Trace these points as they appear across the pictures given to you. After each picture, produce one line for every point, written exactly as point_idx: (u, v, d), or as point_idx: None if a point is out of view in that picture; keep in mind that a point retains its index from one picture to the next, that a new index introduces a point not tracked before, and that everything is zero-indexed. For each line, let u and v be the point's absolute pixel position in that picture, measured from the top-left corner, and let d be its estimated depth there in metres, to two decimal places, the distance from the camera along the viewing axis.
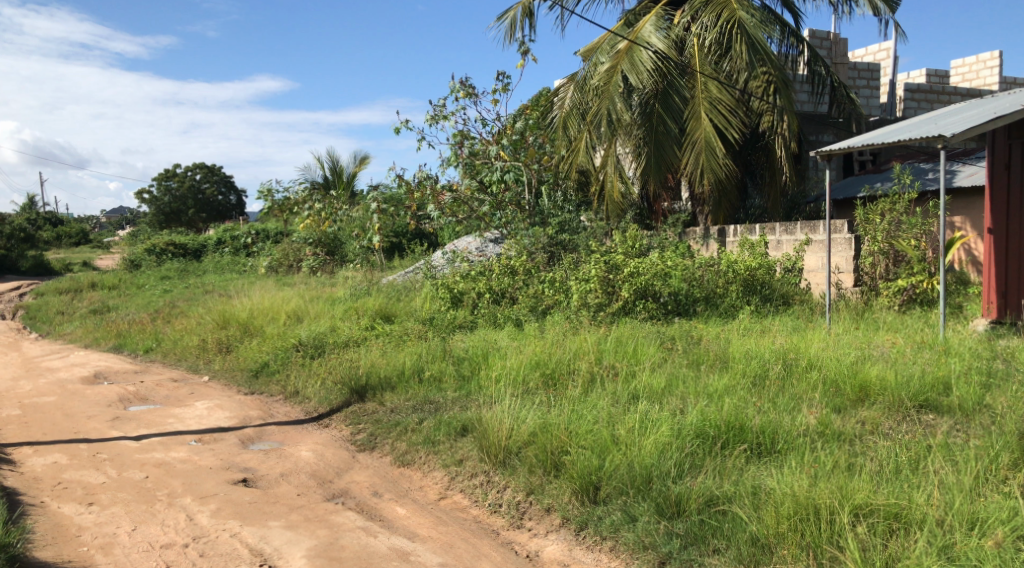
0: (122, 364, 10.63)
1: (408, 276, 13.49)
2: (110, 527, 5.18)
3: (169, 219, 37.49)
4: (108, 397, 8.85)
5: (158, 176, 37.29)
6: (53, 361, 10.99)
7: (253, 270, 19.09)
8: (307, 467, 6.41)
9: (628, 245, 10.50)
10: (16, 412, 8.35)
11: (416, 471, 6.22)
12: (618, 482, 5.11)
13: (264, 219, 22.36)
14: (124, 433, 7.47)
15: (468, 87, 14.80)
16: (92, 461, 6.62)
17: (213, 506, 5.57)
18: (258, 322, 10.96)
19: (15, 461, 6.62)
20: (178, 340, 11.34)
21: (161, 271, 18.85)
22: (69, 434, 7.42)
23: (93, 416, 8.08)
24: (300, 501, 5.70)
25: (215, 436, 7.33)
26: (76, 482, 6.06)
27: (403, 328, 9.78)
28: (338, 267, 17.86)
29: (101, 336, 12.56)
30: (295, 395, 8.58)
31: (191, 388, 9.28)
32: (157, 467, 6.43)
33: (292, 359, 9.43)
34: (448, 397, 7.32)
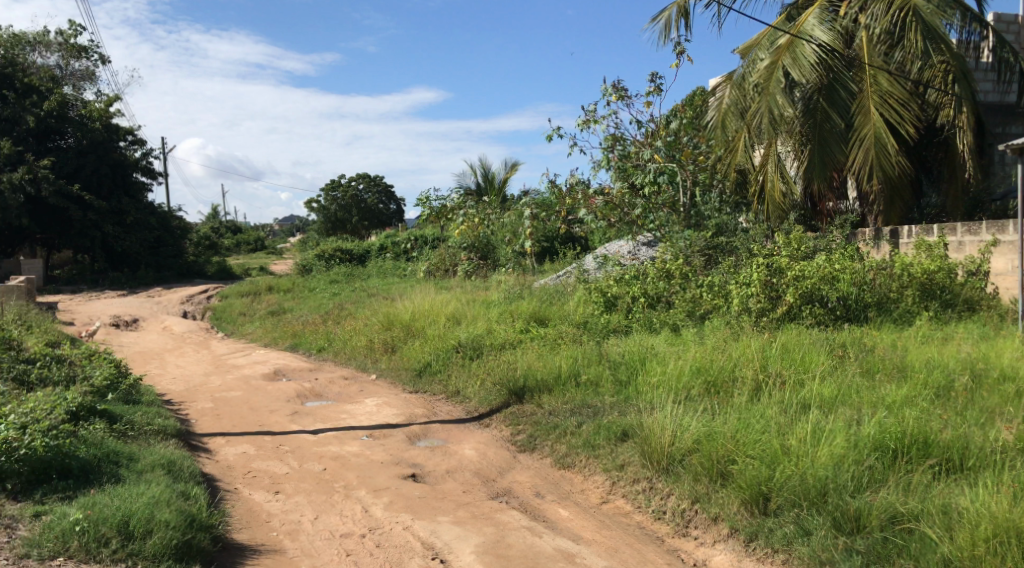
0: (297, 362, 11.37)
1: (561, 279, 13.60)
2: (296, 515, 5.56)
3: (334, 227, 39.63)
4: (286, 393, 9.49)
5: (325, 186, 39.52)
6: (237, 358, 11.91)
7: (412, 274, 19.84)
8: (471, 465, 6.61)
9: (792, 247, 10.09)
10: (208, 404, 9.11)
11: (576, 474, 6.27)
12: (789, 494, 4.95)
13: (422, 225, 23.19)
14: (302, 427, 7.98)
15: (621, 90, 14.76)
16: (276, 452, 7.13)
17: (386, 499, 5.86)
18: (420, 323, 11.37)
19: (210, 449, 7.23)
20: (347, 340, 11.97)
21: (330, 275, 19.96)
22: (255, 427, 8.02)
23: (274, 411, 8.69)
24: (466, 498, 5.88)
25: (384, 432, 7.69)
26: (263, 471, 6.54)
27: (558, 332, 9.86)
28: (492, 272, 18.17)
29: (278, 336, 13.47)
30: (456, 395, 8.87)
31: (360, 386, 9.78)
32: (334, 460, 6.83)
33: (453, 359, 9.74)
34: (607, 401, 7.32)
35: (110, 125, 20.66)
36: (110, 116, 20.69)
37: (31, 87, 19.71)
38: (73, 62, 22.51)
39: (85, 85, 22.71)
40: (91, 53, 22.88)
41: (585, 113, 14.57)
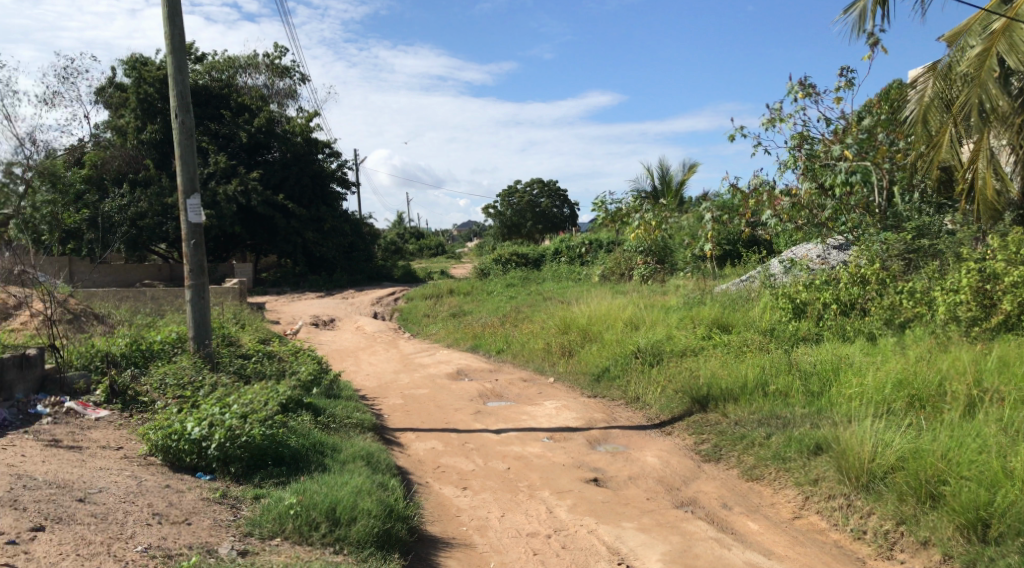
0: (479, 363, 11.72)
1: (743, 284, 13.17)
2: (484, 511, 5.74)
3: (511, 231, 40.60)
4: (470, 393, 9.81)
5: (502, 192, 40.55)
6: (423, 358, 12.45)
7: (588, 278, 19.87)
8: (654, 472, 6.53)
9: (1008, 250, 9.17)
10: (398, 401, 9.60)
11: (766, 487, 6.04)
12: (1015, 522, 4.57)
13: (597, 229, 23.20)
14: (486, 426, 8.22)
15: (808, 87, 14.09)
16: (462, 449, 7.38)
17: (570, 501, 5.91)
18: (597, 327, 11.36)
19: (402, 443, 7.60)
20: (526, 342, 12.16)
21: (507, 279, 20.41)
22: (442, 424, 8.36)
23: (459, 409, 9.01)
24: (650, 505, 5.83)
25: (565, 435, 7.78)
26: (451, 467, 6.80)
27: (742, 339, 9.54)
28: (670, 276, 17.80)
29: (460, 337, 13.94)
30: (636, 401, 8.83)
31: (539, 388, 9.95)
32: (517, 460, 6.98)
33: (632, 365, 9.69)
34: (797, 412, 6.99)
35: (310, 139, 22.24)
36: (310, 130, 22.30)
37: (244, 105, 21.58)
38: (278, 81, 24.46)
39: (288, 103, 24.61)
40: (294, 72, 24.76)
41: (771, 112, 13.99)
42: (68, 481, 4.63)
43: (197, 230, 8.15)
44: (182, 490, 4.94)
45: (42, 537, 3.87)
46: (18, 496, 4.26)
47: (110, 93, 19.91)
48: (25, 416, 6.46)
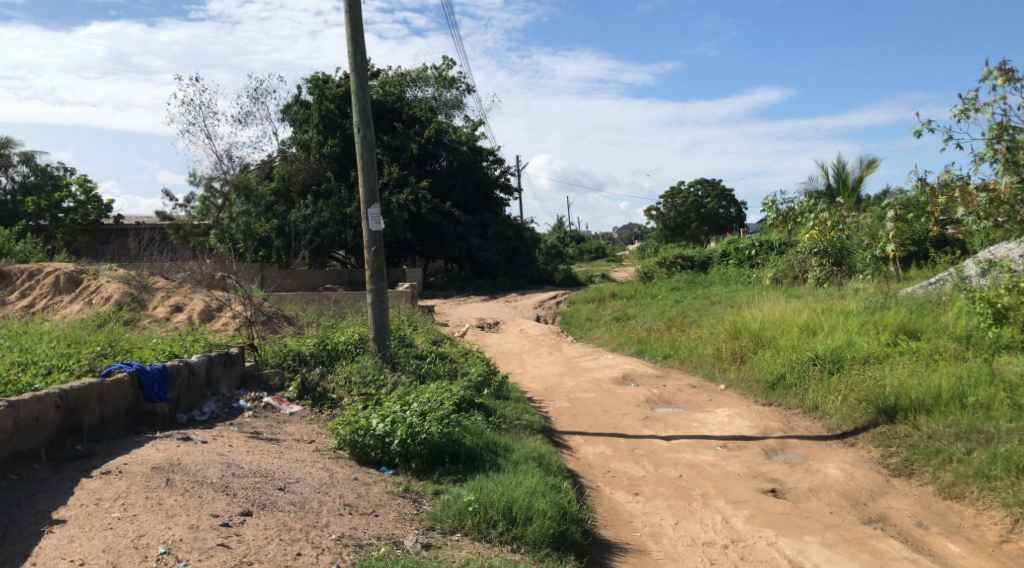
0: (645, 368, 11.58)
1: (932, 287, 12.23)
2: (657, 518, 5.66)
3: (674, 232, 39.98)
4: (637, 398, 9.72)
5: (666, 193, 39.99)
6: (588, 362, 12.46)
7: (758, 281, 19.13)
8: (838, 485, 6.20)
9: None
10: (565, 404, 9.65)
11: (967, 507, 5.60)
12: None
13: (767, 230, 22.32)
14: (656, 432, 8.11)
15: (1008, 72, 12.91)
16: (632, 454, 7.32)
17: (746, 511, 5.73)
18: (770, 333, 10.91)
19: (571, 447, 7.64)
20: (694, 348, 11.89)
21: (673, 283, 20.03)
22: (610, 428, 8.33)
23: (627, 414, 8.94)
24: (835, 520, 5.54)
25: (739, 444, 7.53)
26: (622, 472, 6.76)
27: (934, 346, 8.88)
28: (848, 280, 16.80)
29: (626, 342, 13.84)
30: (814, 410, 8.45)
31: (709, 395, 9.70)
32: (689, 468, 6.84)
33: (810, 372, 9.22)
34: (1002, 427, 6.40)
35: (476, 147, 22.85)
36: (476, 139, 22.89)
37: (415, 117, 22.48)
38: (446, 92, 25.34)
39: (455, 113, 25.44)
40: (461, 83, 25.55)
41: (964, 101, 12.94)
42: (269, 471, 5.00)
43: (377, 237, 8.59)
44: (369, 483, 5.21)
45: (250, 521, 4.21)
46: (228, 482, 4.64)
47: (295, 111, 21.33)
48: (229, 410, 7.05)
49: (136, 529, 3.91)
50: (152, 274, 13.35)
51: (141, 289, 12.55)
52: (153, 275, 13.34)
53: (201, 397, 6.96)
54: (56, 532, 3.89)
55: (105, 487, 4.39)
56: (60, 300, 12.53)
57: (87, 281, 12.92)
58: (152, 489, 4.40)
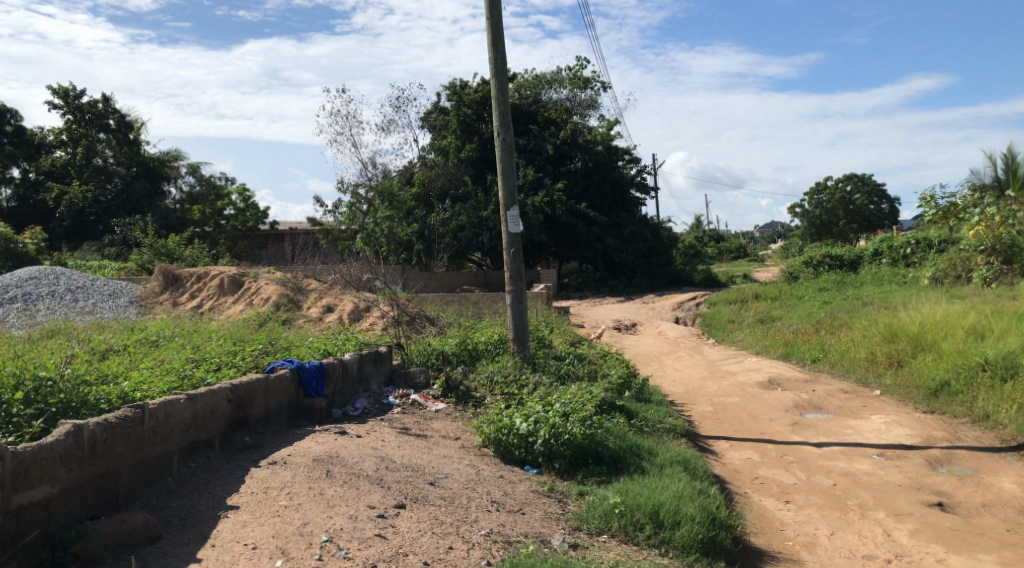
0: (793, 372, 11.14)
1: None
2: (811, 528, 5.44)
3: (821, 230, 38.02)
4: (785, 403, 9.36)
5: (811, 190, 38.32)
6: (731, 365, 12.12)
7: (915, 281, 18.00)
8: (1014, 501, 5.75)
9: None
10: (708, 408, 9.42)
11: None
12: None
13: (925, 226, 20.96)
14: (806, 439, 7.79)
15: None
16: (782, 461, 7.06)
17: (911, 525, 5.41)
18: (931, 336, 10.23)
19: (716, 451, 7.45)
20: (845, 351, 11.34)
21: (820, 283, 19.16)
22: (757, 434, 8.07)
23: (775, 420, 8.63)
24: (1012, 539, 5.15)
25: (899, 453, 7.12)
26: (771, 478, 6.53)
27: None
28: (1020, 279, 15.49)
29: (770, 344, 13.38)
30: (984, 420, 7.87)
31: (864, 401, 9.22)
32: (845, 476, 6.53)
33: (978, 379, 8.60)
34: None
35: (612, 147, 22.72)
36: (612, 139, 22.75)
37: (550, 119, 22.61)
38: (581, 93, 25.35)
39: (590, 113, 25.41)
40: (596, 83, 25.49)
41: None
42: (420, 466, 5.17)
43: (516, 239, 8.70)
44: (515, 481, 5.29)
45: (403, 514, 4.36)
46: (382, 475, 4.84)
47: (434, 117, 21.92)
48: (380, 406, 7.34)
49: (301, 517, 4.14)
50: (305, 277, 14.10)
51: (296, 290, 13.27)
52: (307, 278, 14.07)
53: (354, 393, 7.29)
54: (231, 516, 4.17)
55: (272, 477, 4.67)
56: (224, 301, 13.45)
57: (248, 283, 13.79)
58: (314, 480, 4.64)
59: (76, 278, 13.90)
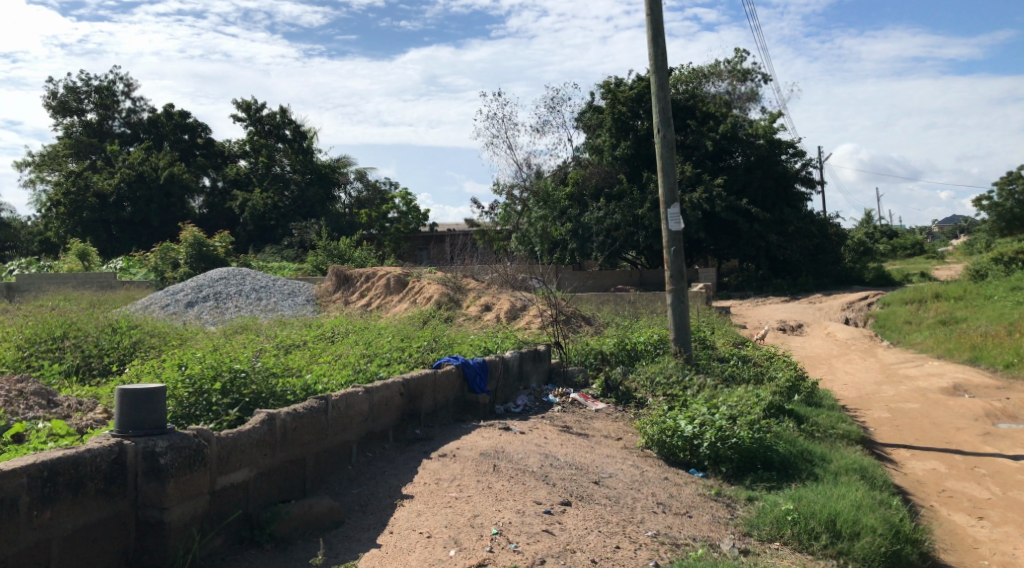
0: (982, 378, 10.29)
1: None
2: (1010, 548, 5.03)
3: (1012, 224, 34.88)
4: (973, 411, 8.67)
5: (1000, 180, 35.17)
6: (910, 369, 11.35)
7: None
8: None
9: None
10: (885, 414, 8.88)
11: None
12: None
13: None
14: (1000, 451, 7.19)
15: None
16: (972, 474, 6.55)
17: None
18: None
19: (896, 460, 7.01)
20: None
21: (1012, 281, 17.60)
22: (942, 443, 7.53)
23: (963, 429, 8.01)
24: None
25: None
26: (959, 492, 6.08)
27: None
28: None
29: (954, 348, 12.43)
30: None
31: None
32: None
33: None
34: None
35: (774, 140, 21.87)
36: (774, 132, 21.89)
37: (709, 113, 22.05)
38: (740, 86, 24.59)
39: (750, 106, 24.59)
40: (756, 75, 24.63)
41: None
42: (583, 464, 5.20)
43: (677, 237, 8.56)
44: (680, 483, 5.21)
45: (570, 511, 4.40)
46: (547, 472, 4.91)
47: (589, 116, 21.90)
48: (540, 403, 7.45)
49: (472, 508, 4.27)
50: (465, 276, 14.50)
51: (456, 290, 13.66)
52: (466, 277, 14.47)
53: (515, 390, 7.43)
54: (406, 505, 4.38)
55: (443, 469, 4.86)
56: (390, 299, 14.07)
57: (411, 283, 14.36)
58: (482, 473, 4.78)
59: (259, 278, 14.96)
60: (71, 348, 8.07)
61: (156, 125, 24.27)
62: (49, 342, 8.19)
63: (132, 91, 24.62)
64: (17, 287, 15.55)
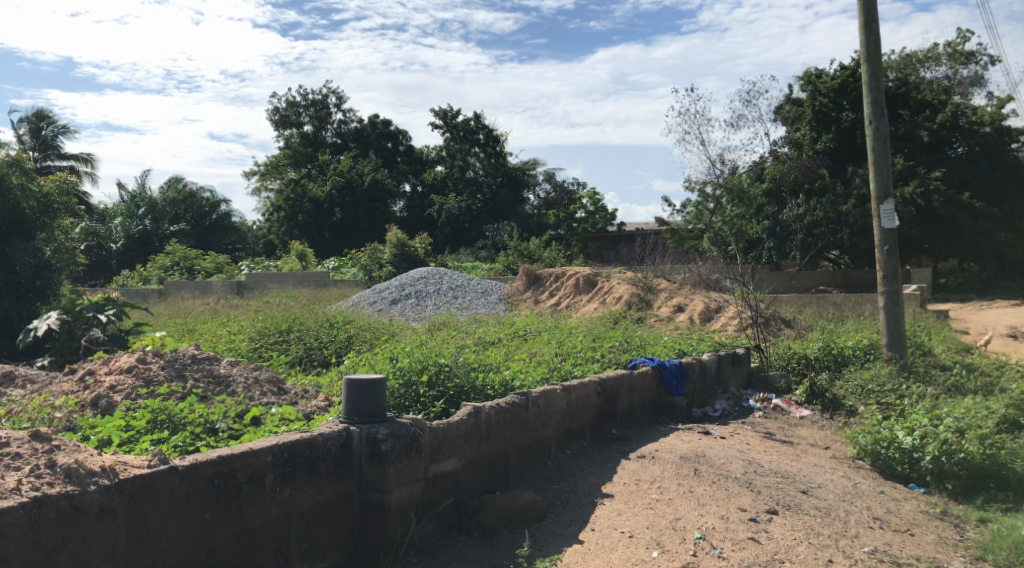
0: None
1: None
2: None
3: None
4: None
5: None
6: None
7: None
8: None
9: None
10: None
11: None
12: None
13: None
14: None
15: None
16: None
17: None
18: None
19: None
20: None
21: None
22: None
23: None
24: None
25: None
26: None
27: None
28: None
29: None
30: None
31: None
32: None
33: None
34: None
35: (1003, 127, 19.87)
36: (1003, 118, 19.89)
37: (925, 102, 19.99)
38: (961, 70, 22.57)
39: (973, 91, 22.52)
40: (981, 56, 22.48)
41: None
42: (791, 473, 4.99)
43: (891, 235, 8.02)
44: (899, 499, 4.86)
45: (777, 520, 4.24)
46: (752, 479, 4.76)
47: (788, 109, 20.94)
48: (740, 408, 7.23)
49: (673, 511, 4.23)
50: (657, 277, 14.35)
51: (647, 290, 13.55)
52: (658, 277, 14.30)
53: (713, 394, 7.25)
54: (606, 504, 4.42)
55: (643, 470, 4.85)
56: (580, 299, 14.21)
57: (601, 283, 14.43)
58: (683, 476, 4.72)
59: (456, 277, 15.59)
60: (294, 340, 8.81)
61: (363, 134, 25.91)
62: (275, 335, 8.98)
63: (343, 103, 26.45)
64: (246, 285, 17.17)
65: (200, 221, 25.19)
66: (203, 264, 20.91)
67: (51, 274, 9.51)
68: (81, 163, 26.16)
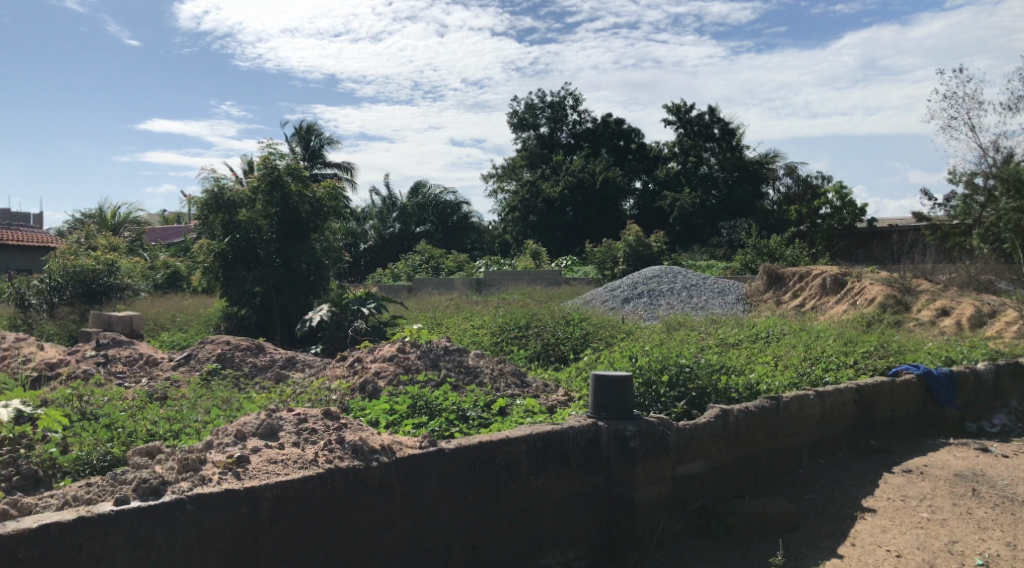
0: None
1: None
2: None
3: None
4: None
5: None
6: None
7: None
8: None
9: None
10: None
11: None
12: None
13: None
14: None
15: None
16: None
17: None
18: None
19: None
20: None
21: None
22: None
23: None
24: None
25: None
26: None
27: None
28: None
29: None
30: None
31: None
32: None
33: None
34: None
35: None
36: None
37: None
38: None
39: None
40: None
41: None
42: None
43: None
44: None
45: None
46: None
47: None
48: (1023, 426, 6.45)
49: (947, 533, 3.88)
50: (916, 278, 13.13)
51: (904, 291, 12.46)
52: (917, 278, 13.09)
53: (990, 408, 6.53)
54: (868, 519, 4.14)
55: (909, 486, 4.51)
56: (827, 301, 13.39)
57: (851, 283, 13.50)
58: (958, 496, 4.32)
59: (691, 276, 15.28)
60: (533, 335, 9.08)
61: (596, 133, 26.19)
62: (516, 330, 9.32)
63: (579, 104, 26.85)
64: (484, 281, 17.99)
65: (444, 222, 26.55)
66: (446, 263, 22.23)
67: (324, 271, 10.56)
68: (343, 171, 28.76)
